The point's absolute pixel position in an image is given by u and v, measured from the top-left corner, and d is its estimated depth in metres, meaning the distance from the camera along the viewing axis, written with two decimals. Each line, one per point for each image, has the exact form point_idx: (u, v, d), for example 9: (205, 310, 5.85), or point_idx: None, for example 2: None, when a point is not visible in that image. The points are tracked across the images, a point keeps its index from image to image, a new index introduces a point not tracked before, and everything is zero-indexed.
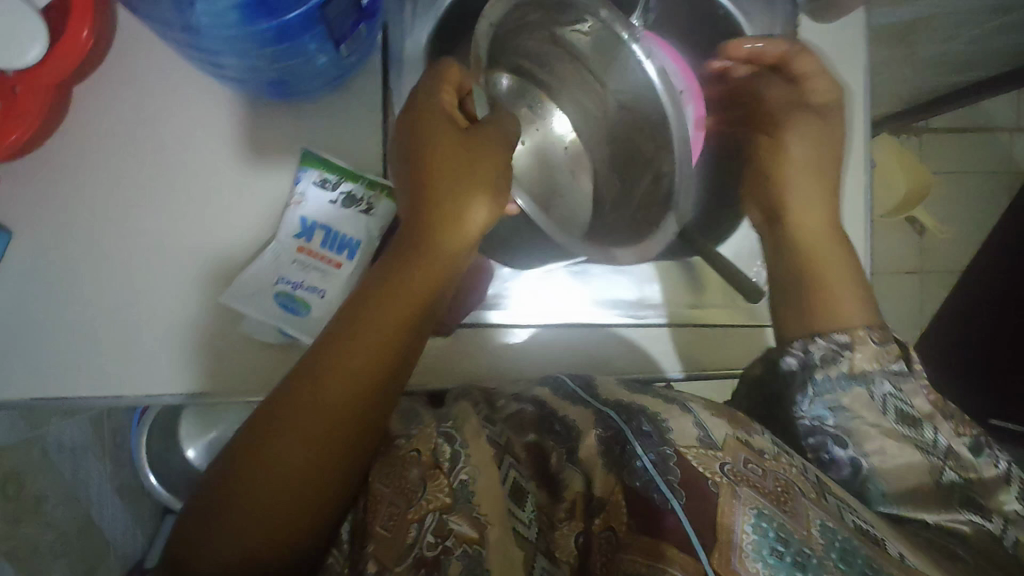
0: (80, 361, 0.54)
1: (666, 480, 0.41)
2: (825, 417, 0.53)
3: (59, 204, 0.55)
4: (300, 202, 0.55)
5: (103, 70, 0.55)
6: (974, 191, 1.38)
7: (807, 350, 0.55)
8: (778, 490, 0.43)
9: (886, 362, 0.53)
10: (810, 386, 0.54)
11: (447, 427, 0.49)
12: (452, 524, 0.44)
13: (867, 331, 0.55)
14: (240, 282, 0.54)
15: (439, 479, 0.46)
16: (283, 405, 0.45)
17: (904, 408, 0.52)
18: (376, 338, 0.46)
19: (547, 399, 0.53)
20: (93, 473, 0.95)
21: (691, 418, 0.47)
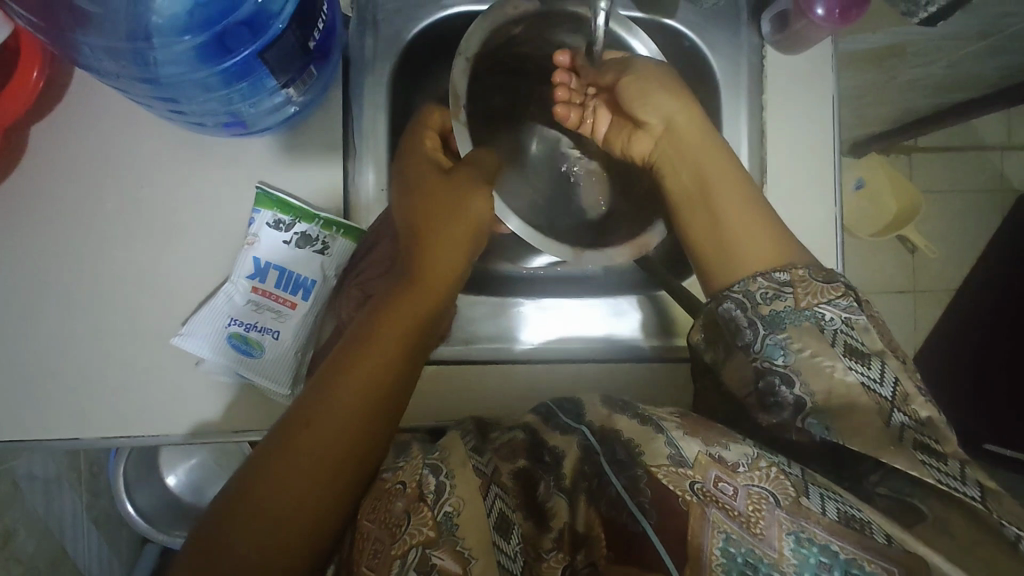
0: (43, 401, 0.55)
1: (637, 502, 0.40)
2: (776, 356, 0.43)
3: (15, 244, 0.55)
4: (253, 243, 0.55)
5: (58, 110, 0.55)
6: (969, 209, 1.33)
7: (749, 290, 0.46)
8: (753, 501, 0.39)
9: (830, 296, 0.44)
10: (760, 322, 0.44)
11: (433, 458, 0.45)
12: (436, 558, 0.39)
13: (808, 269, 0.46)
14: (194, 323, 0.54)
15: (423, 513, 0.42)
16: (284, 442, 0.43)
17: (854, 343, 0.42)
18: (382, 356, 0.47)
19: (539, 428, 0.49)
20: (68, 503, 0.94)
21: (662, 439, 0.43)
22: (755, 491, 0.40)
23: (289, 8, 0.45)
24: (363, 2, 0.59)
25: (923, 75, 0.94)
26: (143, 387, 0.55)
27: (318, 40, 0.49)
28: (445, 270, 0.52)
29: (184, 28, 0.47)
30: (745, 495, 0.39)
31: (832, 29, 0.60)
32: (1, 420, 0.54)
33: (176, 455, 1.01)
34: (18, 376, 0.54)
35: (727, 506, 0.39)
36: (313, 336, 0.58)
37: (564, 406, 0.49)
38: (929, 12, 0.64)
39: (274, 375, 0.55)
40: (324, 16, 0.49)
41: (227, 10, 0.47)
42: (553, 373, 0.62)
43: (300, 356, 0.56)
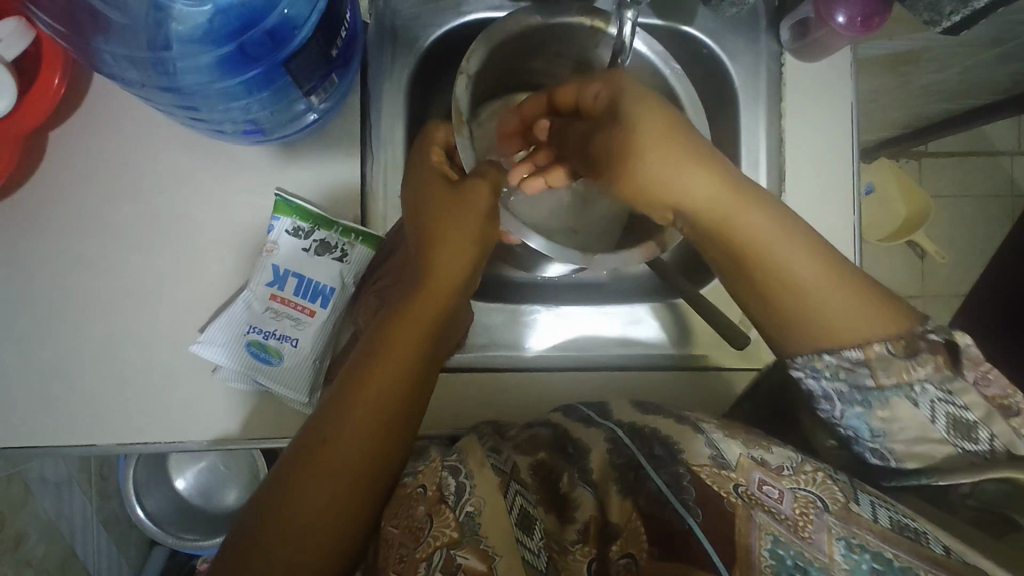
0: (62, 408, 0.54)
1: (681, 499, 0.40)
2: (862, 429, 0.45)
3: (32, 250, 0.55)
4: (273, 249, 0.55)
5: (76, 116, 0.55)
6: (978, 215, 1.33)
7: (814, 366, 0.45)
8: (800, 504, 0.39)
9: (919, 371, 0.42)
10: (835, 398, 0.45)
11: (452, 459, 0.46)
12: (460, 558, 0.40)
13: (886, 343, 0.42)
14: (212, 329, 0.54)
15: (445, 515, 0.42)
16: (302, 458, 0.43)
17: (957, 413, 0.41)
18: (397, 366, 0.46)
19: (559, 422, 0.51)
20: (79, 506, 0.94)
21: (702, 437, 0.44)
22: (801, 493, 0.40)
23: (314, 17, 0.45)
24: (382, 9, 0.59)
25: (939, 82, 0.94)
26: (160, 395, 0.55)
27: (340, 49, 0.49)
28: (458, 273, 0.51)
29: (205, 37, 0.47)
30: (791, 499, 0.40)
31: (853, 37, 0.60)
32: (17, 427, 0.54)
33: (185, 459, 1.01)
34: (35, 382, 0.54)
35: (773, 509, 0.39)
36: (331, 342, 0.57)
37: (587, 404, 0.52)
38: (952, 22, 0.63)
39: (293, 383, 0.55)
40: (347, 25, 0.49)
41: (249, 19, 0.47)
42: (571, 380, 0.61)
43: (318, 364, 0.56)
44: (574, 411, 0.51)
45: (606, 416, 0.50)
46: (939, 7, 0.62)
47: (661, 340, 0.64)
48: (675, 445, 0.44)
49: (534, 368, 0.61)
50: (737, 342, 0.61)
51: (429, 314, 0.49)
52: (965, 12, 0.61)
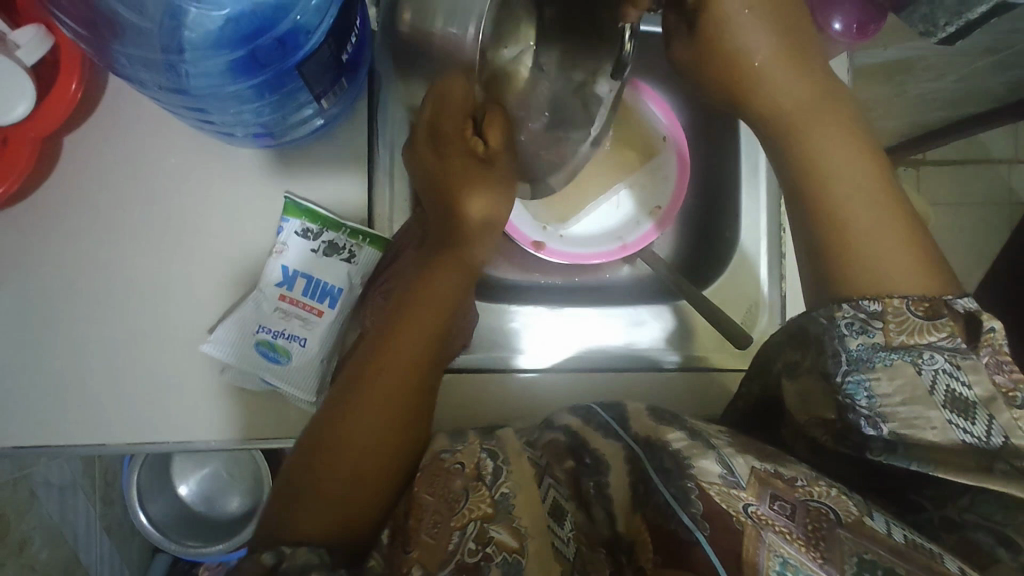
0: (70, 407, 0.55)
1: (689, 513, 0.40)
2: (859, 395, 0.42)
3: (46, 251, 0.56)
4: (282, 251, 0.56)
5: (91, 121, 0.56)
6: (978, 223, 1.33)
7: (834, 320, 0.42)
8: (812, 517, 0.40)
9: (934, 335, 0.40)
10: (844, 357, 0.42)
11: (491, 444, 0.48)
12: (493, 531, 0.42)
13: (907, 299, 0.41)
14: (223, 330, 0.55)
15: (481, 491, 0.44)
16: (331, 417, 0.46)
17: (958, 390, 0.40)
18: (416, 342, 0.49)
19: (579, 428, 0.50)
20: (83, 513, 0.94)
21: (714, 454, 0.43)
22: (813, 506, 0.41)
23: (325, 23, 0.47)
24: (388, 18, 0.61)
25: (934, 91, 0.96)
26: (169, 393, 0.56)
27: (350, 54, 0.50)
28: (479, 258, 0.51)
29: (219, 43, 0.48)
30: (803, 514, 0.40)
31: (849, 43, 0.61)
32: (26, 425, 0.55)
33: (188, 465, 1.01)
34: (45, 383, 0.55)
35: (784, 526, 0.40)
36: (338, 346, 0.57)
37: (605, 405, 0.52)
38: (948, 32, 0.65)
39: (301, 384, 0.55)
40: (356, 31, 0.50)
41: (262, 27, 0.48)
42: (574, 379, 0.62)
43: (327, 363, 0.56)
44: (595, 416, 0.51)
45: (625, 425, 0.49)
46: (933, 19, 0.63)
47: (661, 342, 0.65)
48: (686, 458, 0.43)
49: (536, 369, 0.62)
50: (737, 343, 0.62)
51: (428, 320, 0.50)
52: (961, 22, 0.62)
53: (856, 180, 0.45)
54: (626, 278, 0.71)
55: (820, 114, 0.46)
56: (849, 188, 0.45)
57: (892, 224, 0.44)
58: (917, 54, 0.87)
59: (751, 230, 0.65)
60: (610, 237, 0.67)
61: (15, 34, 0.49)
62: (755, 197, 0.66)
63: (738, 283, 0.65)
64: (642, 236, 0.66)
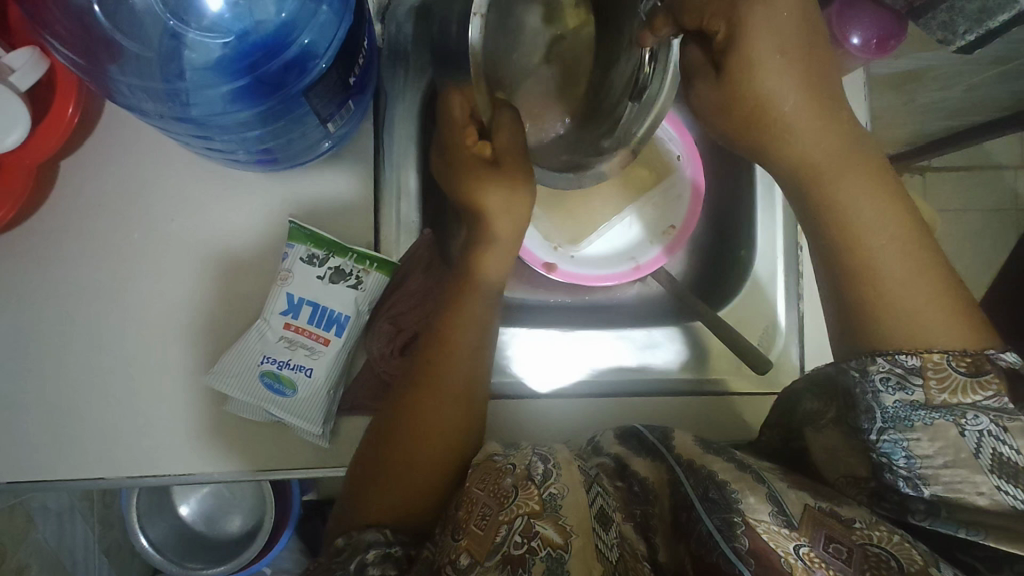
0: (68, 441, 0.53)
1: (732, 547, 0.39)
2: (895, 455, 0.40)
3: (41, 279, 0.54)
4: (288, 278, 0.54)
5: (89, 145, 0.54)
6: (985, 230, 1.32)
7: (867, 373, 0.42)
8: (871, 563, 0.37)
9: (979, 394, 0.39)
10: (877, 414, 0.41)
11: (541, 450, 0.47)
12: (539, 526, 0.40)
13: (948, 354, 0.40)
14: (228, 359, 0.53)
15: (530, 489, 0.42)
16: (392, 417, 0.50)
17: (1004, 453, 0.37)
18: (467, 339, 0.51)
19: (623, 454, 0.50)
20: (81, 538, 0.92)
21: (766, 489, 0.41)
22: (872, 552, 0.37)
23: (332, 47, 0.45)
24: (394, 34, 0.60)
25: (943, 99, 0.96)
26: (171, 426, 0.54)
27: (357, 76, 0.48)
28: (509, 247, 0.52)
29: (220, 64, 0.47)
30: (860, 559, 0.37)
31: (868, 59, 0.58)
32: (23, 460, 0.53)
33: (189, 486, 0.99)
34: (43, 415, 0.53)
35: (838, 571, 0.37)
36: (345, 373, 0.55)
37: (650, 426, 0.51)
38: (966, 40, 0.63)
39: (307, 415, 0.53)
40: (364, 53, 0.48)
41: (263, 47, 0.47)
42: (591, 403, 0.60)
43: (333, 394, 0.54)
44: (631, 432, 0.51)
45: (669, 445, 0.48)
46: (953, 27, 0.61)
47: (676, 362, 0.63)
48: (733, 489, 0.41)
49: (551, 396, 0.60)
50: (757, 367, 0.60)
51: (461, 321, 0.51)
52: (982, 31, 0.60)
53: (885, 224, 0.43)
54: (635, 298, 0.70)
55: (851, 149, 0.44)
56: (879, 233, 0.43)
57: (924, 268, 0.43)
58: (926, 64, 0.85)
59: (770, 250, 0.64)
60: (622, 257, 0.65)
61: (9, 56, 0.47)
62: (773, 217, 0.64)
63: (754, 305, 0.64)
64: (655, 257, 0.65)
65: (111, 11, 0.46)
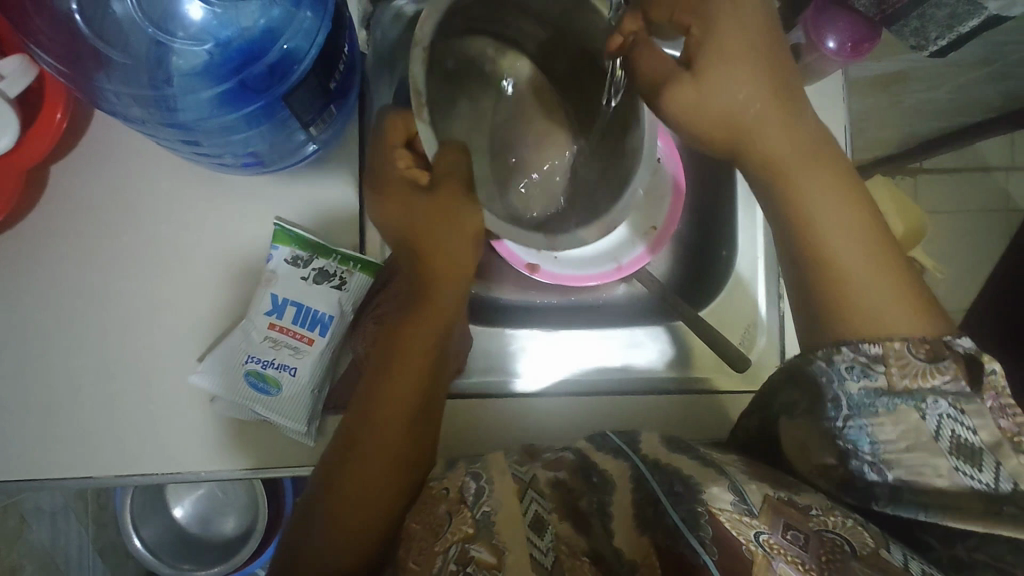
0: (57, 439, 0.54)
1: (697, 537, 0.40)
2: (861, 442, 0.42)
3: (30, 282, 0.55)
4: (272, 279, 0.55)
5: (79, 148, 0.56)
6: (976, 231, 1.32)
7: (833, 363, 0.43)
8: (827, 549, 0.39)
9: (937, 378, 0.40)
10: (844, 401, 0.42)
11: (475, 467, 0.49)
12: (474, 551, 0.43)
13: (907, 342, 0.41)
14: (212, 361, 0.54)
15: (463, 513, 0.45)
16: (340, 448, 0.50)
17: (963, 435, 0.39)
18: (414, 365, 0.50)
19: (588, 450, 0.51)
20: (74, 538, 0.92)
21: (727, 482, 0.43)
22: (827, 537, 0.40)
23: (313, 52, 0.46)
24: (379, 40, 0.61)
25: (929, 101, 0.97)
26: (158, 425, 0.55)
27: (338, 82, 0.49)
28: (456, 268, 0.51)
29: (206, 69, 0.48)
30: (817, 545, 0.39)
31: (845, 62, 0.59)
32: (12, 459, 0.54)
33: (182, 486, 1.00)
34: (32, 416, 0.54)
35: (798, 557, 0.38)
36: (330, 371, 0.56)
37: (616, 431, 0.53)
38: (939, 45, 0.65)
39: (291, 413, 0.54)
40: (345, 58, 0.49)
41: (247, 52, 0.48)
42: (573, 404, 0.61)
43: (317, 393, 0.55)
44: (603, 438, 0.51)
45: (635, 447, 0.49)
46: (925, 33, 0.63)
47: (660, 362, 0.64)
48: (695, 484, 0.43)
49: (534, 395, 0.61)
50: (735, 366, 0.61)
51: (398, 370, 0.50)
52: (952, 36, 0.63)
53: (843, 218, 0.45)
54: (623, 297, 0.69)
55: (809, 144, 0.45)
56: (835, 227, 0.45)
57: (880, 261, 0.45)
58: None
59: (749, 251, 0.65)
60: (605, 257, 0.66)
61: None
62: (752, 220, 0.66)
63: (736, 303, 0.65)
64: (637, 257, 0.66)
65: (95, 18, 0.47)
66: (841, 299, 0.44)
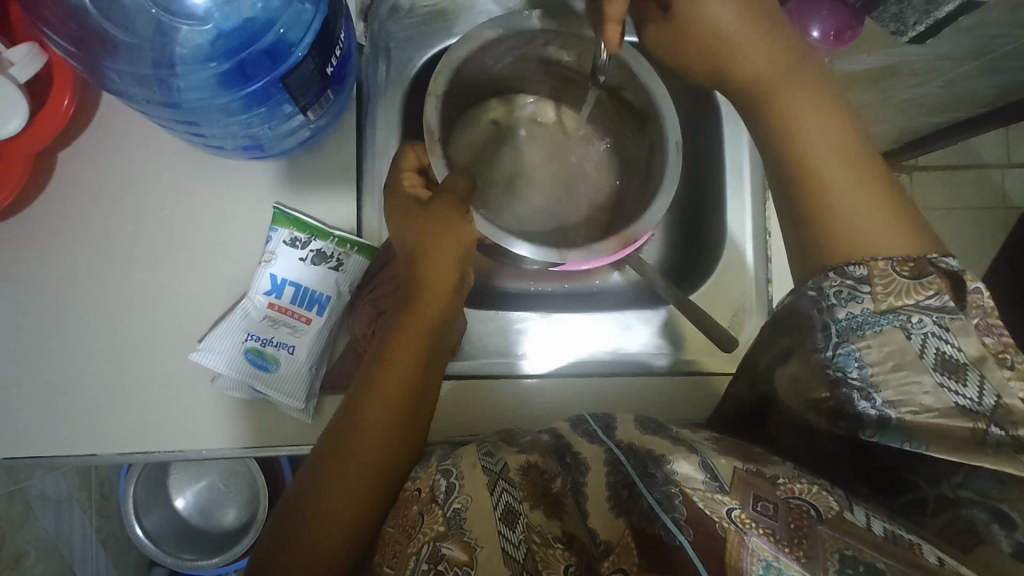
0: (62, 417, 0.56)
1: (672, 517, 0.41)
2: (850, 367, 0.43)
3: (37, 265, 0.57)
4: (270, 260, 0.57)
5: (86, 135, 0.58)
6: (970, 227, 1.33)
7: (822, 290, 0.45)
8: (794, 516, 0.41)
9: (921, 295, 0.42)
10: (833, 329, 0.44)
11: (447, 463, 0.50)
12: (444, 548, 0.43)
13: (891, 262, 0.44)
14: (210, 340, 0.56)
15: (434, 512, 0.46)
16: (327, 449, 0.50)
17: (947, 351, 0.40)
18: (406, 367, 0.51)
19: (565, 432, 0.53)
20: (77, 527, 0.94)
21: (695, 459, 0.45)
22: (795, 504, 0.42)
23: (309, 38, 0.48)
24: (376, 32, 0.63)
25: (920, 96, 0.98)
26: (161, 403, 0.56)
27: (335, 67, 0.51)
28: (451, 271, 0.53)
29: (209, 58, 0.50)
30: (785, 513, 0.41)
31: (829, 50, 0.63)
32: (20, 436, 0.55)
33: (185, 478, 1.01)
34: (37, 395, 0.56)
35: (767, 526, 0.40)
36: (327, 351, 0.58)
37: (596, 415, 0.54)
38: (918, 31, 0.63)
39: (288, 390, 0.55)
40: (341, 44, 0.51)
41: (248, 41, 0.50)
42: (567, 386, 0.62)
43: (315, 370, 0.57)
44: (584, 424, 0.52)
45: (609, 433, 0.51)
46: (903, 19, 0.62)
47: (651, 347, 0.65)
48: (670, 465, 0.45)
49: (529, 377, 0.62)
50: (726, 347, 0.62)
51: (398, 380, 0.51)
52: (930, 22, 0.60)
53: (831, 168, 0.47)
54: (618, 284, 0.71)
55: (791, 98, 0.50)
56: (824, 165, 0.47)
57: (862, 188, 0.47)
58: (900, 60, 0.87)
59: (738, 235, 0.66)
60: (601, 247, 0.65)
61: (10, 52, 0.51)
62: (741, 205, 0.67)
63: (725, 285, 0.66)
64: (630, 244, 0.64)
65: (104, 5, 0.49)
66: (837, 236, 0.46)
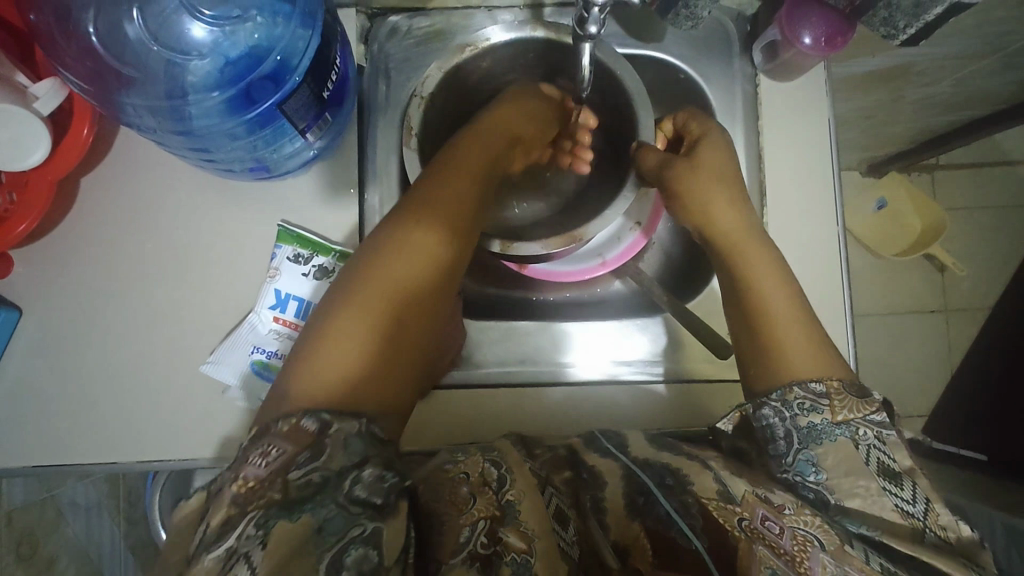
0: (83, 427, 0.59)
1: (688, 523, 0.43)
2: (807, 473, 0.46)
3: (64, 284, 0.60)
4: (275, 275, 0.60)
5: (105, 162, 0.61)
6: (998, 226, 1.29)
7: (787, 400, 0.49)
8: (799, 543, 0.40)
9: (866, 410, 0.47)
10: (795, 436, 0.47)
11: (492, 455, 0.48)
12: (503, 533, 0.41)
13: (843, 382, 0.49)
14: (220, 350, 0.59)
15: (487, 496, 0.43)
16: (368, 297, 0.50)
17: (886, 461, 0.45)
18: (446, 217, 0.54)
19: (580, 447, 0.53)
20: (109, 532, 0.98)
21: (711, 472, 0.46)
22: (800, 534, 0.41)
23: (305, 64, 0.50)
24: (376, 54, 0.66)
25: (930, 95, 0.97)
26: (173, 413, 0.59)
27: (332, 90, 0.54)
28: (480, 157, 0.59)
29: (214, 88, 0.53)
30: (790, 537, 0.41)
31: (821, 56, 0.62)
32: (46, 445, 0.59)
33: None
34: (62, 406, 0.59)
35: (771, 544, 0.41)
36: None
37: (608, 433, 0.54)
38: (910, 34, 0.58)
39: None
40: (337, 69, 0.53)
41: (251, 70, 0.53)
42: (575, 398, 0.63)
43: None
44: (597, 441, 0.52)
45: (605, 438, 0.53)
46: (893, 22, 0.57)
47: (649, 355, 0.65)
48: (686, 476, 0.46)
49: (534, 386, 0.64)
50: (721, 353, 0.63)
51: (441, 226, 0.54)
52: (920, 24, 0.56)
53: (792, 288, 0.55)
54: (618, 293, 0.72)
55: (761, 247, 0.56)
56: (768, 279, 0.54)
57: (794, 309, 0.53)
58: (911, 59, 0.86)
59: None
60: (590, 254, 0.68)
61: (35, 86, 0.54)
62: None
63: None
64: (622, 253, 0.68)
65: (115, 41, 0.53)
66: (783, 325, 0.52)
